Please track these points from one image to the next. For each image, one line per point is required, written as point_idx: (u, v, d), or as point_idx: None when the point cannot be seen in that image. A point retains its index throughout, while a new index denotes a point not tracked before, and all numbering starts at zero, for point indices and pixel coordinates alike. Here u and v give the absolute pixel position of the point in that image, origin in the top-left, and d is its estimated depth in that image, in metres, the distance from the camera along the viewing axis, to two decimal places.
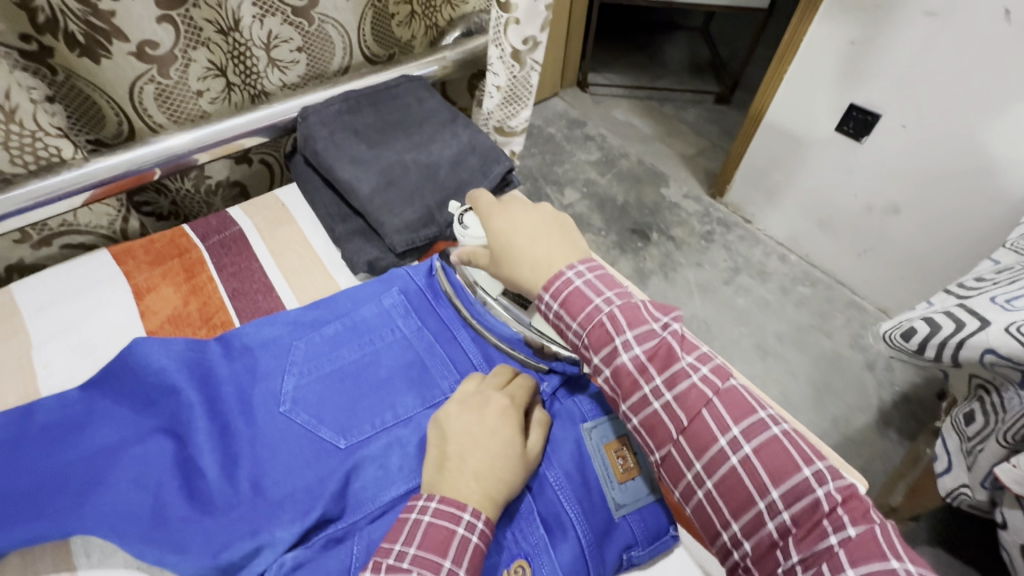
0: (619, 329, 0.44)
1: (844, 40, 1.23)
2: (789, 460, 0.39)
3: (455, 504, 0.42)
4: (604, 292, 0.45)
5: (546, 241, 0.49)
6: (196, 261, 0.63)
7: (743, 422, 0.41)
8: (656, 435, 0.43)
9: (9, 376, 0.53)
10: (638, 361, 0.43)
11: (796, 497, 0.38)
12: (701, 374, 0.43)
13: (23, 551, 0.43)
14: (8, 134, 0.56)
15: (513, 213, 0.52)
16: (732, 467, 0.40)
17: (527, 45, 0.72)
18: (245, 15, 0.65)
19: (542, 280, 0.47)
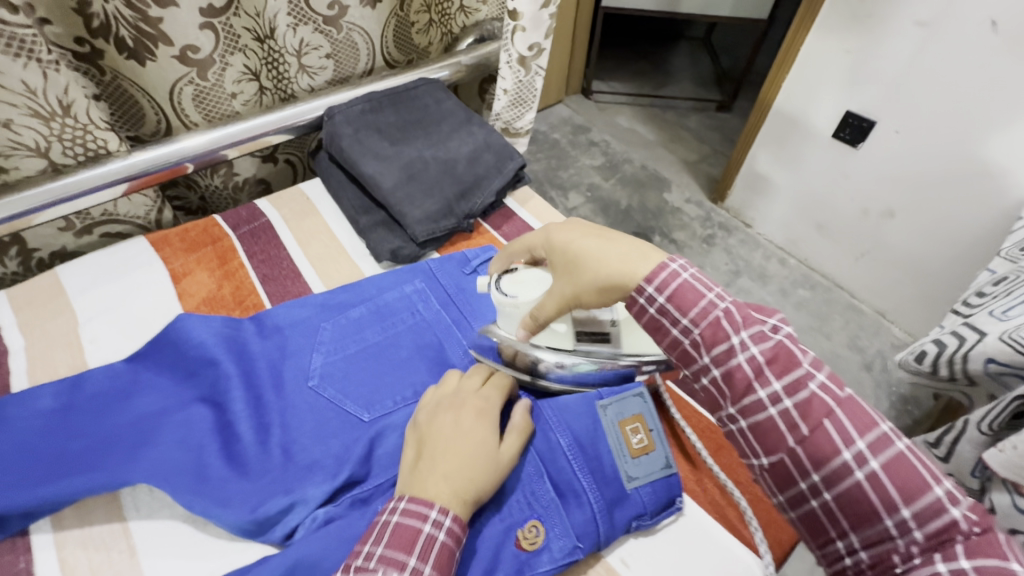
0: (736, 330, 0.42)
1: (840, 49, 1.28)
2: (916, 477, 0.37)
3: (422, 502, 0.42)
4: (714, 288, 0.43)
5: (617, 244, 0.48)
6: (228, 249, 0.68)
7: (868, 435, 0.38)
8: (766, 443, 0.41)
9: (59, 351, 0.57)
10: (755, 364, 0.41)
11: (928, 516, 0.36)
12: (820, 382, 0.40)
13: (78, 505, 0.46)
14: (62, 127, 0.59)
15: (568, 229, 0.51)
16: (856, 480, 0.38)
17: (533, 51, 0.77)
18: (280, 23, 0.70)
19: (642, 271, 0.45)
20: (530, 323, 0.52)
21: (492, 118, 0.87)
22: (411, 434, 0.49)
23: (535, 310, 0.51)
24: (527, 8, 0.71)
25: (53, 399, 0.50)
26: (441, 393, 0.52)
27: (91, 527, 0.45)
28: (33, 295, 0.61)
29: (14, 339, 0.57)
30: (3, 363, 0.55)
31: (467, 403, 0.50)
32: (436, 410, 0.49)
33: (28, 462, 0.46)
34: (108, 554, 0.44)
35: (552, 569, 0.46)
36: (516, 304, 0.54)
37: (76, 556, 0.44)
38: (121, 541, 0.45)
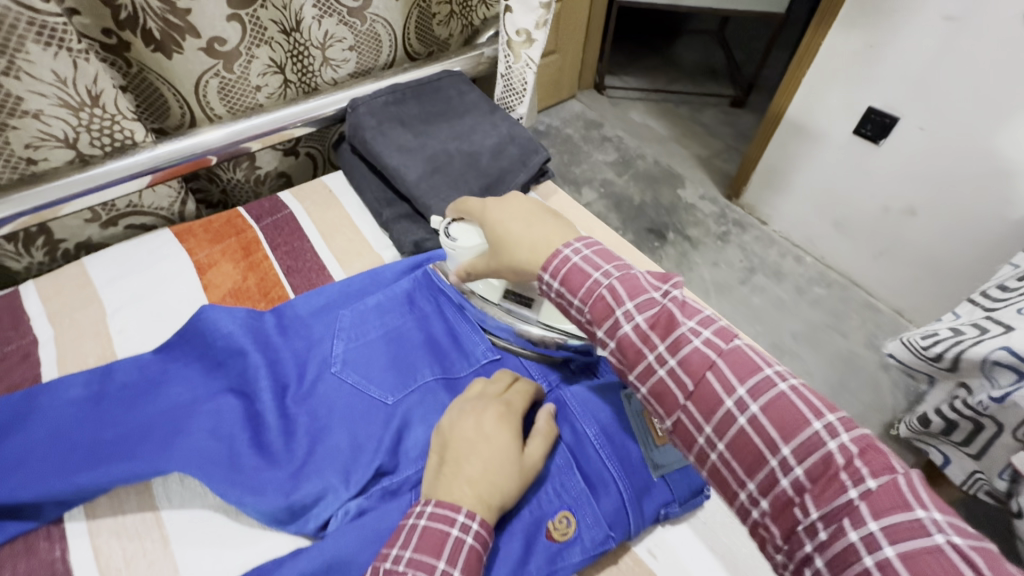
0: (618, 302, 0.42)
1: (863, 44, 1.26)
2: (798, 416, 0.35)
3: (450, 505, 0.42)
4: (602, 267, 0.44)
5: (542, 225, 0.49)
6: (252, 240, 0.68)
7: (748, 380, 0.37)
8: (664, 404, 0.40)
9: (87, 341, 0.57)
10: (640, 331, 0.41)
11: (807, 452, 0.34)
12: (704, 336, 0.39)
13: (111, 493, 0.47)
14: (90, 117, 0.59)
15: (503, 204, 0.53)
16: (740, 428, 0.36)
17: (521, 37, 0.77)
18: (305, 15, 0.70)
19: (541, 261, 0.47)
20: (463, 274, 0.57)
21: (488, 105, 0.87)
22: (434, 442, 0.48)
23: (467, 266, 0.56)
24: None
25: (84, 387, 0.50)
26: (460, 398, 0.51)
27: (124, 516, 0.46)
28: (61, 286, 0.61)
29: (43, 329, 0.57)
30: (33, 353, 0.55)
31: (488, 405, 0.49)
32: (460, 409, 0.49)
33: (61, 452, 0.46)
34: (142, 543, 0.44)
35: (584, 560, 0.46)
36: (456, 250, 0.57)
37: (110, 544, 0.44)
38: (154, 530, 0.45)
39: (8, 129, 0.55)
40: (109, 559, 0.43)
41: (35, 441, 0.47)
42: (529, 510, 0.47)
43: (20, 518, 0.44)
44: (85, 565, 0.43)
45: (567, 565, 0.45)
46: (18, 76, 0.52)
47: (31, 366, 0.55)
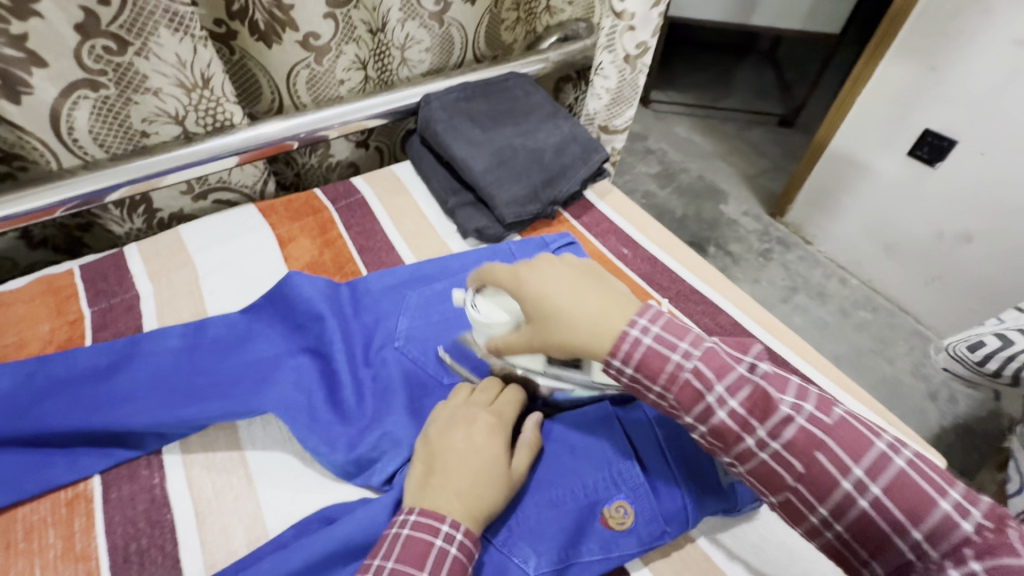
0: (707, 384, 0.40)
1: (924, 65, 1.24)
2: (859, 439, 0.37)
3: (434, 515, 0.41)
4: (665, 335, 0.42)
5: (587, 296, 0.44)
6: (327, 220, 0.73)
7: (863, 460, 0.37)
8: (770, 485, 0.39)
9: (183, 299, 0.63)
10: (737, 415, 0.39)
11: (939, 533, 0.34)
12: (806, 414, 0.39)
13: (202, 434, 0.52)
14: (200, 98, 0.65)
15: (542, 271, 0.46)
16: (862, 509, 0.36)
17: (639, 50, 0.79)
18: (391, 18, 0.76)
19: (606, 343, 0.42)
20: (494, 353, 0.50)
21: (589, 117, 0.90)
22: (420, 448, 0.47)
23: (499, 344, 0.48)
24: (638, 8, 0.73)
25: (181, 337, 0.56)
26: (449, 407, 0.50)
27: (213, 453, 0.50)
28: (159, 249, 0.67)
29: (145, 285, 0.63)
30: (135, 307, 0.61)
31: (478, 417, 0.48)
32: (450, 418, 0.48)
33: (164, 390, 0.51)
34: (229, 478, 0.49)
35: (638, 550, 0.46)
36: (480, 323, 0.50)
37: (201, 476, 0.49)
38: (240, 468, 0.50)
39: (132, 104, 0.61)
40: (201, 489, 0.48)
41: (141, 380, 0.52)
42: (584, 493, 0.48)
43: (127, 448, 0.49)
44: (180, 492, 0.48)
45: (622, 555, 0.45)
46: (147, 57, 0.58)
47: (133, 318, 0.60)
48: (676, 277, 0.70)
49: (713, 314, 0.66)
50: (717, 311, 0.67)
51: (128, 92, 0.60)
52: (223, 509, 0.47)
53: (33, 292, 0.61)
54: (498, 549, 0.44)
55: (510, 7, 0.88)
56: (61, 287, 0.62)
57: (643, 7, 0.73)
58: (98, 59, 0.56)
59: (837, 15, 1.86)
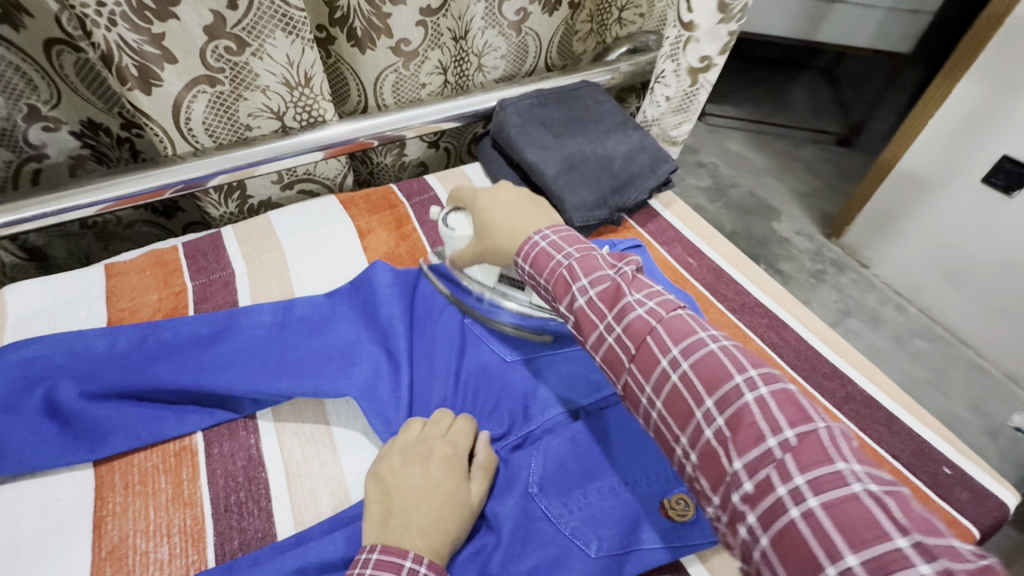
0: (597, 312, 0.45)
1: (1005, 89, 1.20)
2: (720, 369, 0.39)
3: (397, 551, 0.40)
4: (580, 276, 0.47)
5: (518, 210, 0.57)
6: (403, 215, 0.77)
7: (715, 390, 0.39)
8: (645, 405, 0.43)
9: (273, 279, 0.68)
10: (618, 342, 0.44)
11: (823, 484, 0.33)
12: (681, 351, 0.41)
13: (292, 403, 0.56)
14: (300, 95, 0.70)
15: (497, 193, 0.60)
16: (709, 438, 0.38)
17: (703, 63, 0.79)
18: (474, 26, 0.80)
19: (520, 248, 0.53)
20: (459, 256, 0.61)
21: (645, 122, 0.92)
22: (372, 488, 0.47)
23: (454, 253, 0.61)
24: (705, 21, 0.74)
25: (272, 314, 0.61)
26: (403, 440, 0.50)
27: (303, 422, 0.55)
28: (253, 232, 0.73)
29: (238, 263, 0.69)
30: (231, 283, 0.67)
31: (434, 451, 0.48)
32: (405, 455, 0.48)
33: (258, 362, 0.56)
34: (316, 446, 0.53)
35: (700, 543, 0.47)
36: (454, 237, 0.61)
37: (292, 441, 0.53)
38: (325, 438, 0.54)
39: (242, 99, 0.67)
40: (291, 453, 0.52)
41: (238, 350, 0.57)
42: (645, 482, 0.50)
43: (225, 410, 0.54)
44: (273, 453, 0.52)
45: (682, 545, 0.47)
46: (261, 57, 0.64)
47: (230, 293, 0.66)
48: (740, 289, 0.71)
49: (778, 328, 0.67)
50: (781, 325, 0.67)
51: (240, 88, 0.66)
52: (310, 473, 0.51)
53: (143, 264, 0.68)
54: (563, 530, 0.46)
55: (584, 19, 0.92)
56: (167, 261, 0.68)
57: (708, 21, 0.74)
58: (219, 57, 0.62)
59: (907, 34, 1.81)
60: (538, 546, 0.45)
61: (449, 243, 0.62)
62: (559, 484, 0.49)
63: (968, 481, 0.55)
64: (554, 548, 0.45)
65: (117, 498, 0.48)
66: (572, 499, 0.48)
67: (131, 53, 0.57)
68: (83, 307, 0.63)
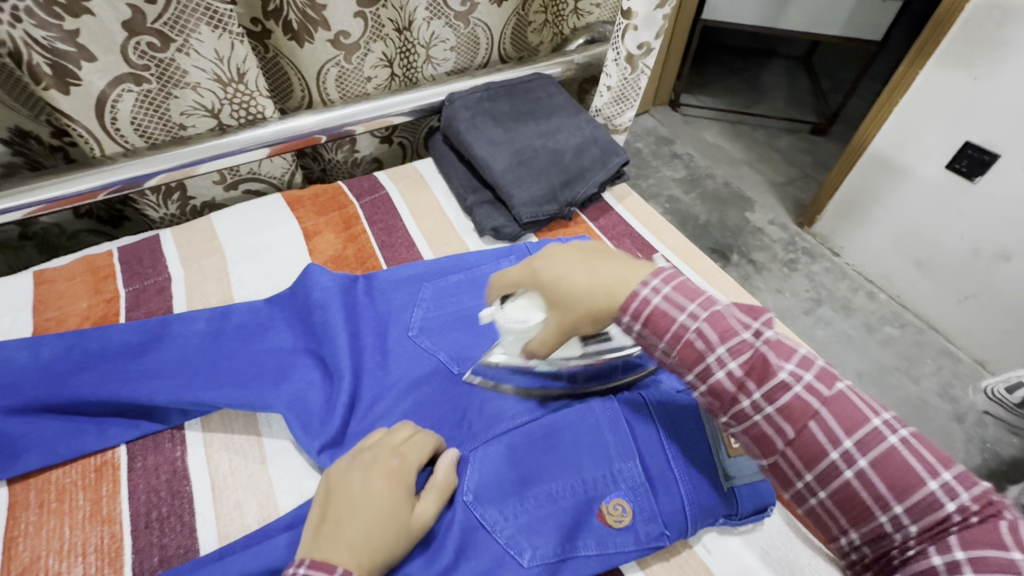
0: (709, 348, 0.40)
1: (967, 75, 1.20)
2: (860, 413, 0.37)
3: (325, 566, 0.37)
4: (685, 308, 0.41)
5: (595, 265, 0.46)
6: (352, 216, 0.75)
7: (856, 432, 0.36)
8: (761, 445, 0.40)
9: (212, 284, 0.66)
10: (734, 377, 0.39)
11: (922, 512, 0.34)
12: (806, 383, 0.38)
13: (223, 414, 0.55)
14: (235, 92, 0.68)
15: (552, 258, 0.48)
16: (846, 479, 0.36)
17: (642, 50, 0.79)
18: (418, 17, 0.78)
19: (614, 301, 0.44)
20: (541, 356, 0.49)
21: (593, 113, 0.91)
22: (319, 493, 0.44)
23: (536, 346, 0.48)
24: (641, 8, 0.73)
25: (206, 322, 0.59)
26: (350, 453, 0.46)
27: (232, 433, 0.54)
28: (192, 236, 0.70)
29: (176, 269, 0.67)
30: (166, 289, 0.65)
31: (379, 460, 0.45)
32: (352, 459, 0.45)
33: (188, 370, 0.55)
34: (244, 458, 0.52)
35: (635, 550, 0.47)
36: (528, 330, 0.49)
37: (219, 454, 0.52)
38: (255, 449, 0.53)
39: (172, 97, 0.65)
40: (218, 465, 0.51)
41: (169, 359, 0.56)
42: (582, 489, 0.48)
43: (152, 421, 0.53)
44: (199, 467, 0.51)
45: (617, 552, 0.46)
46: (187, 53, 0.61)
47: (164, 299, 0.64)
48: (689, 284, 0.70)
49: None
50: None
51: (168, 86, 0.63)
52: (238, 485, 0.50)
53: (74, 270, 0.65)
54: (498, 539, 0.45)
55: (537, 10, 0.89)
56: (100, 267, 0.66)
57: (645, 8, 0.73)
58: (142, 54, 0.59)
59: (876, 22, 1.81)
60: (471, 556, 0.44)
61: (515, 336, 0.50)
62: (494, 493, 0.48)
63: None
64: (487, 559, 0.44)
65: (30, 518, 0.46)
66: (508, 506, 0.47)
67: (42, 51, 0.54)
68: (7, 317, 0.60)
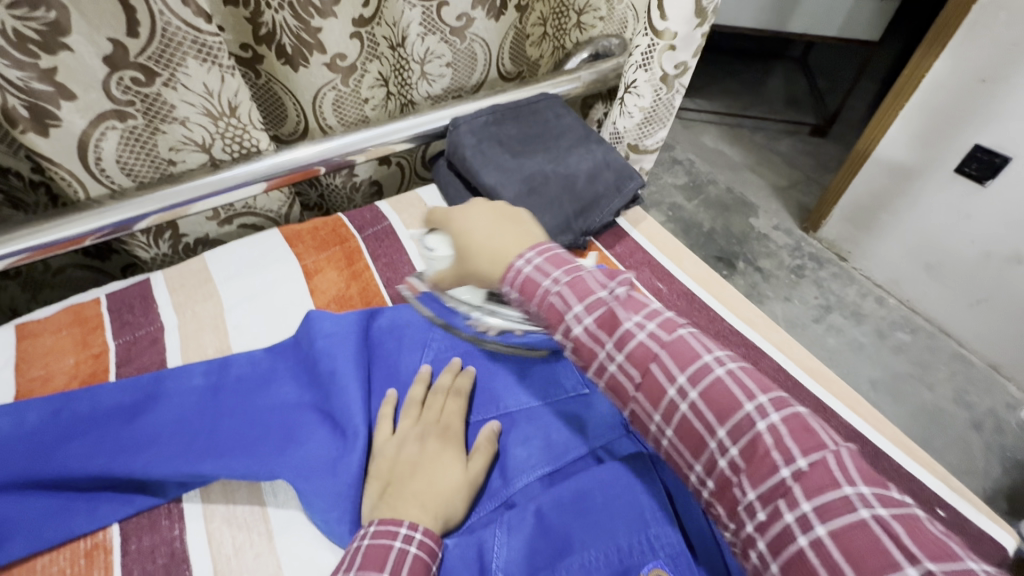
0: (565, 305, 0.44)
1: (976, 77, 1.17)
2: (692, 351, 0.40)
3: (392, 521, 0.42)
4: (550, 274, 0.46)
5: (501, 234, 0.54)
6: (355, 250, 0.71)
7: (688, 369, 0.39)
8: (620, 395, 0.43)
9: (208, 333, 0.61)
10: (589, 332, 0.43)
11: (740, 433, 0.36)
12: (649, 330, 0.41)
13: (224, 482, 0.51)
14: (227, 126, 0.64)
15: (470, 212, 0.59)
16: (684, 413, 0.39)
17: (677, 69, 0.75)
18: (411, 32, 0.75)
19: (498, 271, 0.52)
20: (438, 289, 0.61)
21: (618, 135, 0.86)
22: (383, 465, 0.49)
23: (436, 276, 0.60)
24: (679, 28, 0.69)
25: (204, 376, 0.55)
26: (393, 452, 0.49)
27: (235, 504, 0.50)
28: (185, 279, 0.66)
29: (168, 317, 0.62)
30: (159, 340, 0.60)
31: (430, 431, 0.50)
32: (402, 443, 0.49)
33: (187, 435, 0.50)
34: (249, 534, 0.48)
35: None
36: (431, 258, 0.61)
37: (222, 530, 0.48)
38: (261, 524, 0.49)
39: (158, 133, 0.60)
40: (220, 545, 0.48)
41: (165, 423, 0.51)
42: (618, 558, 0.44)
43: (148, 495, 0.49)
44: (199, 548, 0.47)
45: None
46: (175, 87, 0.57)
47: (157, 352, 0.59)
48: (714, 315, 0.66)
49: (756, 359, 0.62)
50: (760, 355, 0.63)
51: (155, 122, 0.59)
52: (242, 568, 0.46)
53: (60, 321, 0.61)
54: None
55: (535, 22, 0.86)
56: (88, 317, 0.61)
57: (685, 27, 0.69)
58: (126, 89, 0.55)
59: (875, 22, 1.78)
60: None
61: (428, 263, 0.62)
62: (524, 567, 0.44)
63: (963, 525, 0.51)
64: None
65: None
66: None
67: (17, 93, 0.50)
68: None
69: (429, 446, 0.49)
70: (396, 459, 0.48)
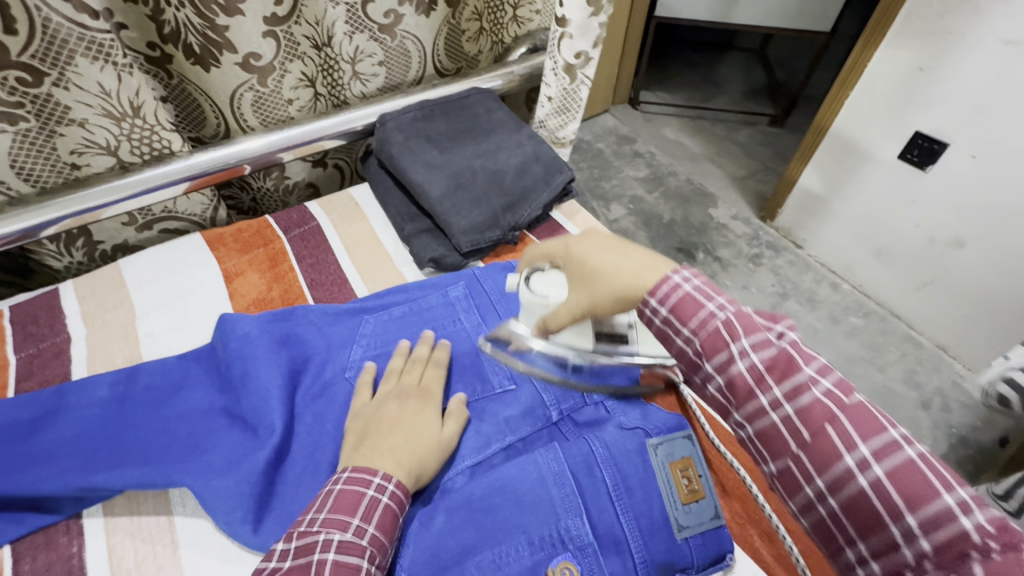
0: (732, 337, 0.40)
1: (912, 65, 1.20)
2: (877, 421, 0.36)
3: (367, 470, 0.44)
4: (715, 297, 0.42)
5: (631, 256, 0.46)
6: (279, 252, 0.69)
7: (873, 439, 0.35)
8: (771, 447, 0.39)
9: (118, 342, 0.59)
10: (754, 371, 0.39)
11: (896, 474, 0.33)
12: (824, 387, 0.38)
13: (129, 495, 0.49)
14: (132, 127, 0.61)
15: (589, 241, 0.50)
16: (860, 486, 0.34)
17: (580, 60, 0.75)
18: (337, 31, 0.72)
19: (644, 289, 0.44)
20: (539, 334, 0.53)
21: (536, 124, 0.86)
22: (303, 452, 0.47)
23: (551, 321, 0.51)
24: (577, 15, 0.69)
25: (109, 387, 0.53)
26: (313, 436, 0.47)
27: (139, 517, 0.48)
28: (96, 286, 0.63)
29: (77, 327, 0.60)
30: (65, 352, 0.58)
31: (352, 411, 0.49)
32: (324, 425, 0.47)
33: (85, 451, 0.48)
34: (154, 547, 0.47)
35: None
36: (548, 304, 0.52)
37: (124, 544, 0.47)
38: (166, 536, 0.47)
39: (56, 136, 0.58)
40: (122, 559, 0.46)
41: (60, 439, 0.49)
42: (529, 554, 0.44)
43: (41, 512, 0.46)
44: (99, 561, 0.46)
45: None
46: (67, 87, 0.55)
47: (62, 365, 0.57)
48: None
49: None
50: None
51: (50, 125, 0.57)
52: None
53: None
54: None
55: (469, 16, 0.83)
56: None
57: (580, 15, 0.69)
58: (11, 90, 0.52)
59: (824, 14, 1.81)
60: None
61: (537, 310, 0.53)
62: (430, 569, 0.43)
63: None
64: None
65: None
66: None
67: None
68: None
69: (409, 404, 0.50)
70: (375, 414, 0.49)
